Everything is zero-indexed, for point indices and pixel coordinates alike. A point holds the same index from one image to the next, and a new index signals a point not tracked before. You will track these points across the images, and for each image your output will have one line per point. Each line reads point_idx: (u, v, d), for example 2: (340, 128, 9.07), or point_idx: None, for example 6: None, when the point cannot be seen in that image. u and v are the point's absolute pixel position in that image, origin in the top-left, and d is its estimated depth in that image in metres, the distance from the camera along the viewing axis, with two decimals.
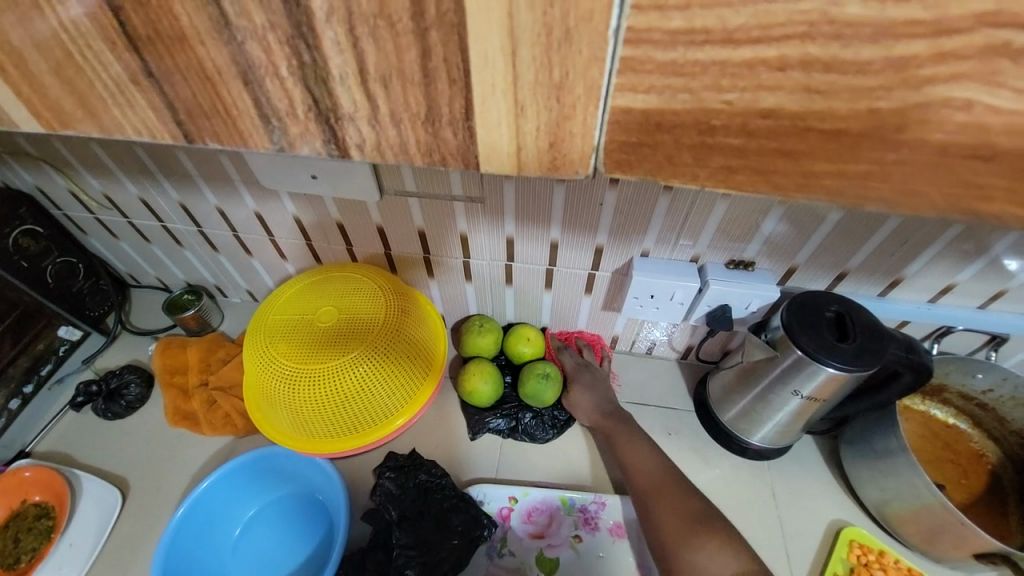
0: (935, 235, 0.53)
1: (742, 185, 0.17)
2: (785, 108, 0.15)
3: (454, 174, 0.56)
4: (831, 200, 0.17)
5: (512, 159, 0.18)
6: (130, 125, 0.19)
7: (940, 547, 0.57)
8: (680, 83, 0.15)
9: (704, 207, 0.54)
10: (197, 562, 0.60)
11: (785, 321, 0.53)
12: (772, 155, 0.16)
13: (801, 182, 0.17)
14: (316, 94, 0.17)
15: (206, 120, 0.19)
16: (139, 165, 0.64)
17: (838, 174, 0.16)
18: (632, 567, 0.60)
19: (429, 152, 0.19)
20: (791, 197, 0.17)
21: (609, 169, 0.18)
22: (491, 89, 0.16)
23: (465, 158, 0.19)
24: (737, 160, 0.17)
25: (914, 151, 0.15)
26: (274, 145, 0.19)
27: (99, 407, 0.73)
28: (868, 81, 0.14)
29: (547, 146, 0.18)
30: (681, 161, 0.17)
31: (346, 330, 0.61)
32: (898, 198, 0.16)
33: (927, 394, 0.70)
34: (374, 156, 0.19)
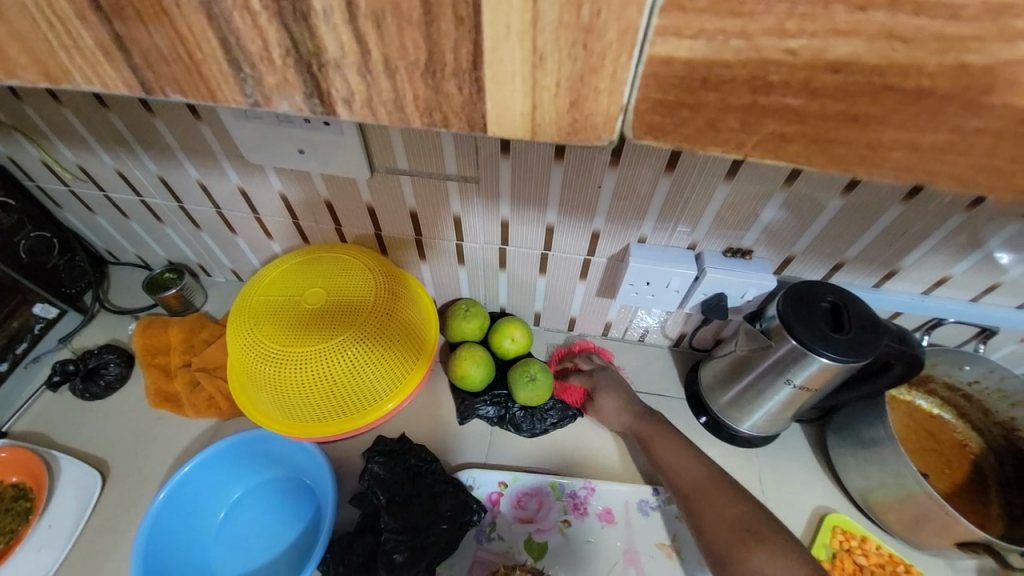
0: (934, 225, 0.52)
1: (793, 156, 0.16)
2: (861, 59, 0.14)
3: (449, 152, 0.54)
4: (895, 176, 0.16)
5: (526, 122, 0.17)
6: (89, 79, 0.18)
7: (922, 535, 0.58)
8: (736, 26, 0.14)
9: (705, 193, 0.53)
10: (181, 546, 0.59)
11: (781, 311, 0.53)
12: (838, 119, 0.15)
13: (866, 153, 0.16)
14: (296, 35, 0.16)
15: (166, 66, 0.17)
16: (114, 134, 0.61)
17: (910, 145, 0.15)
18: (620, 551, 0.60)
19: (428, 111, 0.17)
20: (852, 172, 0.17)
21: (638, 133, 0.17)
22: (506, 33, 0.15)
23: (469, 119, 0.17)
24: (792, 127, 0.15)
25: (1001, 119, 0.14)
26: (249, 98, 0.18)
27: (76, 386, 0.71)
28: (962, 28, 0.13)
29: (568, 105, 0.16)
30: (725, 126, 0.16)
31: (334, 312, 0.59)
32: (973, 176, 0.15)
33: (914, 384, 0.71)
34: (365, 115, 0.18)
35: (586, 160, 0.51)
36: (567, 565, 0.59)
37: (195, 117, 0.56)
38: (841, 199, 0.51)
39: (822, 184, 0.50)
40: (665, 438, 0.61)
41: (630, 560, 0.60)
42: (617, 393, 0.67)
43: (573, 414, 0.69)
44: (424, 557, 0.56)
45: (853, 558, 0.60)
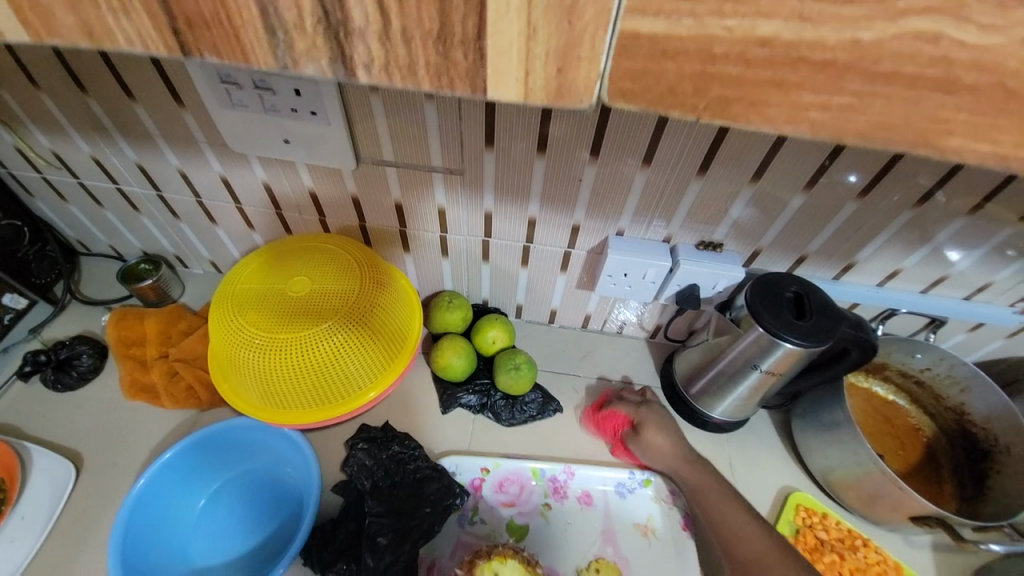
0: (886, 222, 0.57)
1: (736, 117, 0.19)
2: (781, 36, 0.16)
3: (435, 143, 0.55)
4: (813, 134, 0.19)
5: (521, 86, 0.19)
6: (130, 40, 0.19)
7: (878, 510, 0.62)
8: (686, 8, 0.16)
9: (678, 188, 0.56)
10: (158, 536, 0.59)
11: (748, 299, 0.56)
12: (767, 85, 0.17)
13: (793, 113, 0.18)
14: (326, 5, 0.17)
15: (205, 31, 0.18)
16: (92, 120, 0.60)
17: (822, 106, 0.18)
18: (598, 531, 0.63)
19: (436, 76, 0.19)
20: (779, 130, 0.19)
21: (612, 99, 0.19)
22: (506, 8, 0.17)
23: (472, 85, 0.19)
24: (733, 92, 0.18)
25: (890, 84, 0.17)
26: (277, 61, 0.19)
27: (48, 377, 0.69)
28: (855, 10, 0.16)
29: (556, 73, 0.18)
30: (680, 91, 0.18)
31: (319, 300, 0.60)
32: (871, 133, 0.18)
33: (871, 371, 0.76)
34: (381, 78, 0.19)
35: (569, 153, 0.54)
36: (548, 546, 0.61)
37: (178, 104, 0.56)
38: (803, 196, 0.55)
39: (785, 183, 0.54)
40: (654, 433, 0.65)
41: (608, 539, 0.62)
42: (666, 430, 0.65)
43: (554, 408, 0.71)
44: (408, 540, 0.57)
45: (814, 533, 0.64)
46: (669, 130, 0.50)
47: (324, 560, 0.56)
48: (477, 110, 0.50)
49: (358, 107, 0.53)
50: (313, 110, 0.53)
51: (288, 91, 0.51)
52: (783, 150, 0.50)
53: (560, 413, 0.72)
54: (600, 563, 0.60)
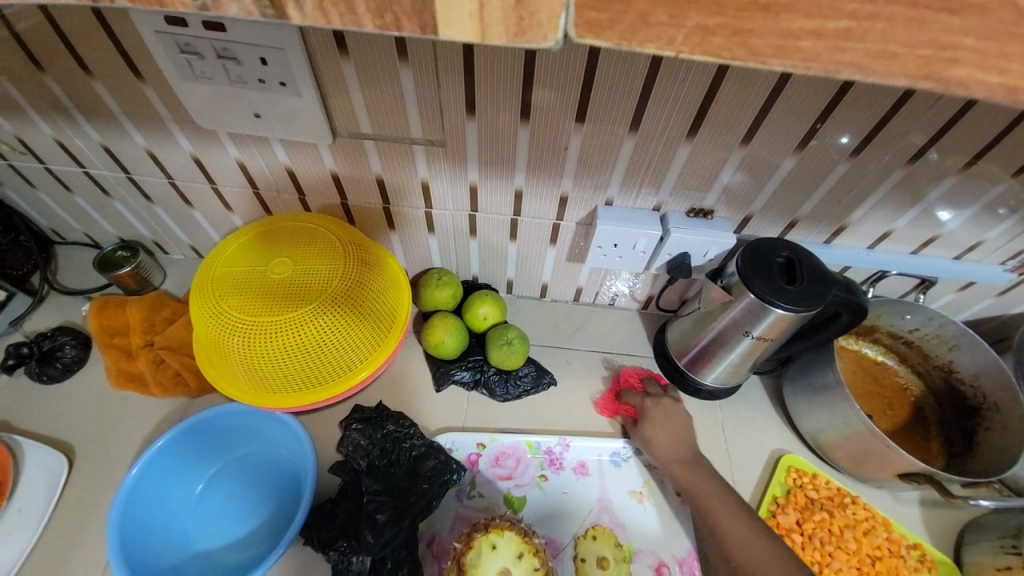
0: (879, 181, 0.55)
1: (719, 50, 0.17)
2: None
3: (414, 111, 0.52)
4: (805, 67, 0.18)
5: (476, 21, 0.18)
6: None
7: (867, 468, 0.63)
8: None
9: (668, 154, 0.54)
10: (157, 522, 0.59)
11: (740, 266, 0.55)
12: (752, 9, 0.16)
13: (782, 43, 0.17)
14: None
15: None
16: (48, 98, 0.57)
17: (815, 33, 0.16)
18: (594, 500, 0.64)
19: (380, 12, 0.17)
20: (768, 64, 0.18)
21: (580, 33, 0.18)
22: None
23: (421, 21, 0.18)
24: (715, 19, 0.17)
25: (891, 3, 0.16)
26: (195, 0, 0.18)
27: (31, 370, 0.68)
28: None
29: (514, 3, 0.17)
30: (656, 20, 0.17)
31: (303, 282, 0.59)
32: (870, 64, 0.17)
33: (860, 334, 0.77)
34: (317, 18, 0.18)
35: (553, 122, 0.52)
36: (546, 515, 0.63)
37: (138, 78, 0.52)
38: (794, 158, 0.54)
39: (776, 147, 0.52)
40: (659, 414, 0.65)
41: (604, 506, 0.63)
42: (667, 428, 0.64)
43: (548, 380, 0.71)
44: (406, 515, 0.57)
45: (805, 493, 0.66)
46: (656, 94, 0.48)
47: (323, 538, 0.57)
48: (455, 78, 0.48)
49: (330, 75, 0.50)
50: (282, 80, 0.50)
51: (254, 61, 0.48)
52: (775, 111, 0.49)
53: (554, 386, 0.72)
54: (596, 530, 0.62)
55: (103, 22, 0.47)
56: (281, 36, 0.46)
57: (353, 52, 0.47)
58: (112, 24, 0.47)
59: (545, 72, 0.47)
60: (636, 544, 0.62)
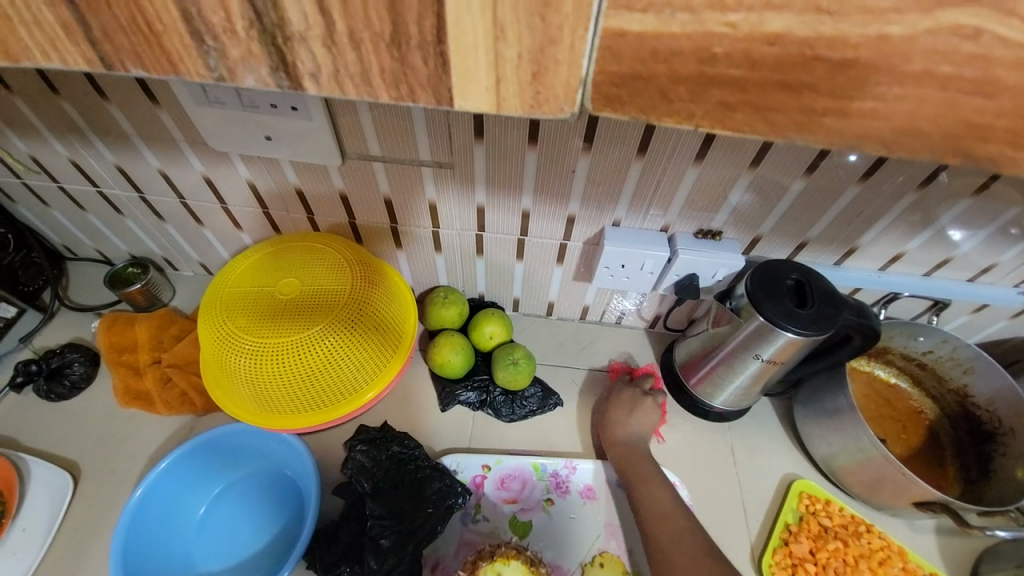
0: (889, 205, 0.55)
1: (738, 124, 0.17)
2: (793, 32, 0.15)
3: (422, 134, 0.53)
4: (829, 141, 0.18)
5: (492, 95, 0.18)
6: (48, 55, 0.18)
7: (882, 496, 0.61)
8: (682, 1, 0.15)
9: (676, 175, 0.54)
10: (158, 544, 0.58)
11: (749, 288, 0.55)
12: (775, 89, 0.16)
13: (805, 119, 0.17)
14: (260, 6, 0.16)
15: (125, 38, 0.17)
16: (65, 121, 0.58)
17: (839, 111, 0.16)
18: (602, 525, 0.62)
19: (396, 84, 0.18)
20: (791, 138, 0.18)
21: (598, 106, 0.18)
22: (468, 5, 0.15)
23: (437, 93, 0.18)
24: (736, 96, 0.17)
25: (920, 86, 0.16)
26: (212, 72, 0.18)
27: (41, 387, 0.68)
28: (882, 2, 0.14)
29: (531, 78, 0.17)
30: (675, 96, 0.17)
31: (311, 302, 0.59)
32: (898, 139, 0.17)
33: (872, 355, 0.75)
34: (331, 88, 0.18)
35: (560, 143, 0.52)
36: (552, 539, 0.61)
37: (152, 102, 0.53)
38: (804, 180, 0.53)
39: (784, 169, 0.52)
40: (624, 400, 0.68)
41: (612, 532, 0.62)
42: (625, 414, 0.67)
43: (554, 402, 0.70)
44: (411, 540, 0.56)
45: (818, 520, 0.64)
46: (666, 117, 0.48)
47: (326, 563, 0.56)
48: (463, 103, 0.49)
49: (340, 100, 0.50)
50: (293, 105, 0.51)
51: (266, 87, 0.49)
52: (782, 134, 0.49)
53: (561, 407, 0.71)
54: (604, 557, 0.60)
55: None
56: None
57: None
58: None
59: None
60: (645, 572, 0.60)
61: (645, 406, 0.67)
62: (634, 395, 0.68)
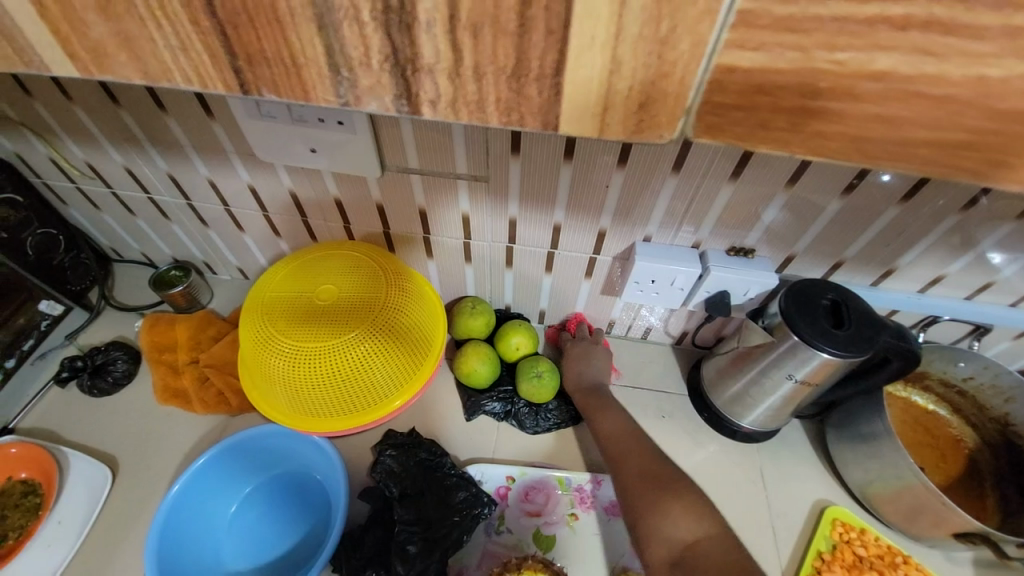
0: (929, 227, 0.54)
1: (834, 152, 0.18)
2: (896, 71, 0.15)
3: (460, 149, 0.55)
4: (922, 168, 0.18)
5: (597, 121, 0.18)
6: (187, 76, 0.19)
7: (920, 526, 0.59)
8: (792, 41, 0.16)
9: (709, 195, 0.55)
10: (193, 540, 0.60)
11: (784, 307, 0.54)
12: (874, 122, 0.17)
13: (900, 149, 0.17)
14: (396, 43, 0.17)
15: (266, 67, 0.19)
16: (125, 131, 0.61)
17: (934, 143, 0.17)
18: (627, 543, 0.61)
19: (508, 111, 0.19)
20: (881, 165, 0.18)
21: (698, 134, 0.18)
22: (590, 41, 0.16)
23: (544, 119, 0.19)
24: (833, 126, 0.17)
25: (1016, 122, 0.16)
26: (339, 97, 0.19)
27: (84, 382, 0.72)
28: (983, 47, 0.15)
29: (636, 108, 0.18)
30: (775, 126, 0.18)
31: (347, 309, 0.60)
32: (987, 167, 0.17)
33: (910, 380, 0.73)
34: (446, 113, 0.19)
35: (595, 158, 0.53)
36: (575, 556, 0.61)
37: (208, 116, 0.56)
38: (840, 201, 0.53)
39: (821, 189, 0.52)
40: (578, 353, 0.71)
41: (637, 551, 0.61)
42: (582, 364, 0.70)
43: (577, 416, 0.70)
44: (437, 547, 0.57)
45: (852, 549, 0.62)
46: None
47: (352, 568, 0.56)
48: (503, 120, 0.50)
49: (384, 115, 0.52)
50: (339, 119, 0.53)
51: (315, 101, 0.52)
52: None
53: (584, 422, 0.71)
54: None
55: None
56: None
57: None
58: None
59: None
60: None
61: (599, 352, 0.71)
62: (586, 346, 0.71)
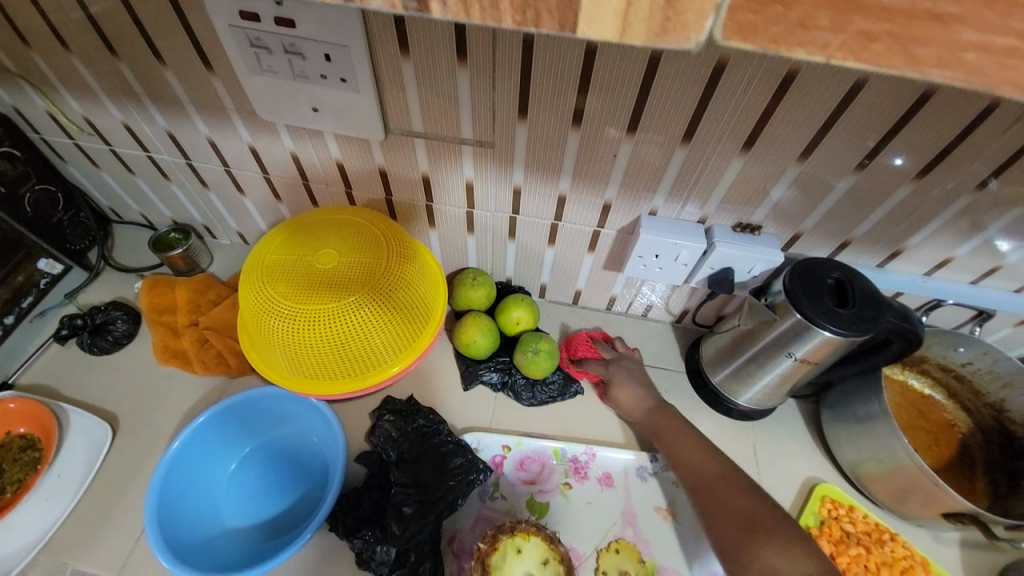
0: (941, 207, 0.53)
1: (878, 56, 0.16)
2: None
3: (466, 112, 0.53)
4: (965, 80, 0.16)
5: (619, 20, 0.17)
6: None
7: (909, 504, 0.60)
8: None
9: (718, 167, 0.53)
10: (194, 497, 0.61)
11: (788, 285, 0.54)
12: (923, 17, 0.15)
13: (950, 53, 0.16)
14: None
15: None
16: (124, 86, 0.60)
17: (982, 46, 0.15)
18: (618, 512, 0.62)
19: (523, 8, 0.17)
20: (925, 74, 0.17)
21: (728, 34, 0.17)
22: None
23: (561, 18, 0.17)
24: (881, 25, 0.15)
25: None
26: None
27: (84, 341, 0.72)
28: None
29: (664, 3, 0.16)
30: (814, 25, 0.16)
31: (347, 274, 0.60)
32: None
33: (907, 364, 0.73)
34: (456, 12, 0.18)
35: (604, 130, 0.52)
36: (567, 523, 0.62)
37: (207, 69, 0.55)
38: (852, 178, 0.52)
39: (833, 166, 0.51)
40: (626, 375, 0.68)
41: (628, 520, 0.62)
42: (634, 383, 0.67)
43: (575, 389, 0.70)
44: (432, 509, 0.58)
45: (840, 525, 0.63)
46: (719, 93, 0.46)
47: (348, 527, 0.57)
48: (511, 83, 0.49)
49: (388, 73, 0.51)
50: (343, 76, 0.51)
51: (318, 56, 0.50)
52: (837, 127, 0.47)
53: (581, 395, 0.71)
54: (619, 544, 0.60)
55: (180, 10, 0.49)
56: (346, 32, 0.47)
57: (413, 50, 0.48)
58: (186, 13, 0.49)
59: (601, 79, 0.47)
60: (659, 561, 0.60)
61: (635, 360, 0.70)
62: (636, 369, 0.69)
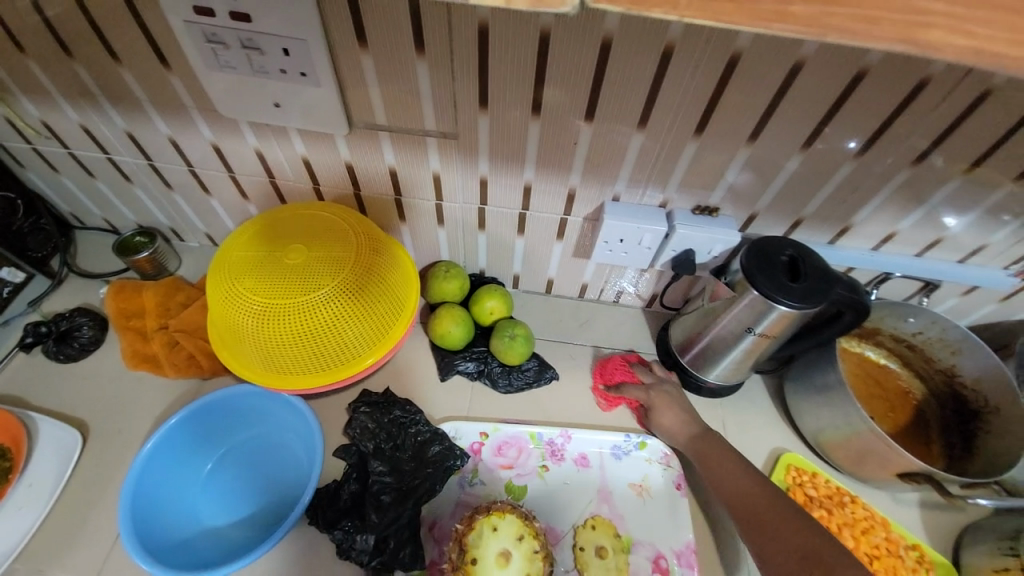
0: (883, 183, 0.56)
1: (719, 11, 0.17)
2: None
3: (427, 105, 0.54)
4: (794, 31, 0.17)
5: None
6: None
7: (867, 467, 0.63)
8: None
9: (674, 152, 0.56)
10: (169, 499, 0.61)
11: (745, 263, 0.56)
12: None
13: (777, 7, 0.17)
14: None
15: None
16: (79, 87, 0.59)
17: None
18: (594, 490, 0.65)
19: None
20: (762, 27, 0.17)
21: None
22: None
23: None
24: None
25: None
26: None
27: (49, 348, 0.70)
28: None
29: None
30: None
31: (317, 269, 0.60)
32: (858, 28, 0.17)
33: (863, 336, 0.77)
34: None
35: (564, 118, 0.53)
36: (545, 503, 0.63)
37: (164, 67, 0.54)
38: (799, 157, 0.55)
39: (781, 147, 0.53)
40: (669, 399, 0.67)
41: (604, 498, 0.64)
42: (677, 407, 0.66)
43: (549, 374, 0.72)
44: (410, 497, 0.59)
45: (804, 490, 0.66)
46: (668, 79, 0.48)
47: (327, 519, 0.58)
48: (470, 74, 0.50)
49: (348, 67, 0.52)
50: (302, 71, 0.52)
51: (276, 52, 0.50)
52: (781, 109, 0.50)
53: (556, 381, 0.73)
54: (595, 520, 0.62)
55: (134, 8, 0.49)
56: (304, 27, 0.47)
57: (372, 43, 0.49)
58: (141, 11, 0.49)
59: (557, 68, 0.48)
60: (634, 535, 0.62)
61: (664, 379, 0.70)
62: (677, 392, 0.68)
